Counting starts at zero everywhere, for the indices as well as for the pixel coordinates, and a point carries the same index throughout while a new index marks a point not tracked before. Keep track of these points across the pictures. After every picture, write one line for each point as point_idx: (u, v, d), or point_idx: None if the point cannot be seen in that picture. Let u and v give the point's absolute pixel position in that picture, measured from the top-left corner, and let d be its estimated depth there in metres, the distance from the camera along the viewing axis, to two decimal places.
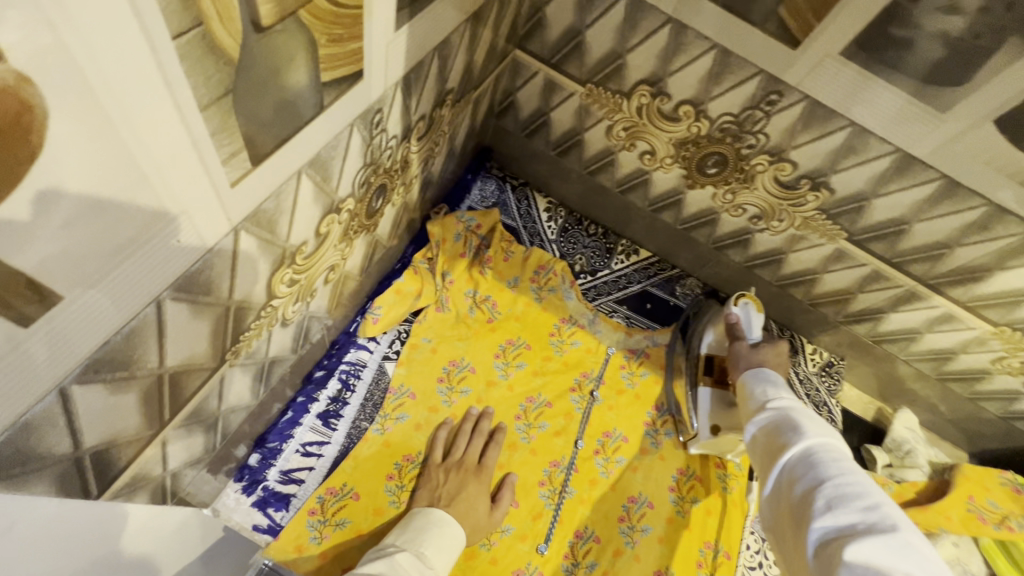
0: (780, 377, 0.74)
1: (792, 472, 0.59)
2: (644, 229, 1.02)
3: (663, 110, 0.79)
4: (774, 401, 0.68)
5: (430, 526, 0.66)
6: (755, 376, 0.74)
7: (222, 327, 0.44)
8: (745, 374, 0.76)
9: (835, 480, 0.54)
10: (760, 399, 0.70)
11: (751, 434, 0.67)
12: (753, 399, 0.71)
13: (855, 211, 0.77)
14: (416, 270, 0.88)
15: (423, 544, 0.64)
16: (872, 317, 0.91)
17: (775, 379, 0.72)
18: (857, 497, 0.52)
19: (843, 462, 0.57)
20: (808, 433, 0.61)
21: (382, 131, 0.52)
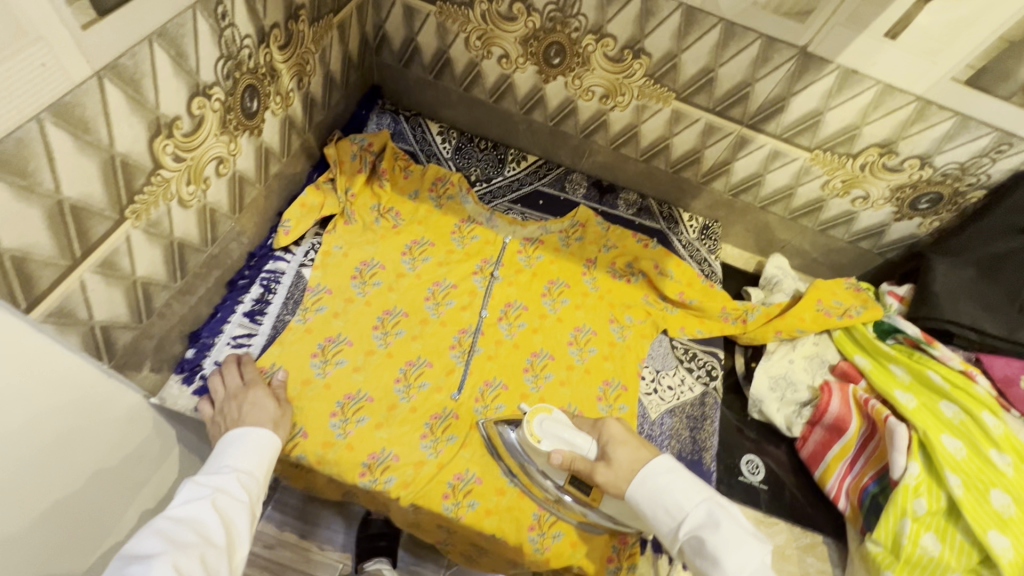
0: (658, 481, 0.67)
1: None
2: (526, 135, 1.16)
3: (501, 13, 0.92)
4: (685, 513, 0.64)
5: (230, 448, 0.70)
6: (642, 489, 0.67)
7: (111, 176, 0.55)
8: (628, 490, 0.69)
9: None
10: (667, 523, 0.65)
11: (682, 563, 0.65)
12: (662, 528, 0.66)
13: (672, 70, 0.91)
14: (319, 187, 0.99)
15: (229, 463, 0.68)
16: (722, 171, 1.06)
17: (662, 475, 0.67)
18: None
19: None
20: (727, 565, 0.59)
21: (231, 25, 0.64)
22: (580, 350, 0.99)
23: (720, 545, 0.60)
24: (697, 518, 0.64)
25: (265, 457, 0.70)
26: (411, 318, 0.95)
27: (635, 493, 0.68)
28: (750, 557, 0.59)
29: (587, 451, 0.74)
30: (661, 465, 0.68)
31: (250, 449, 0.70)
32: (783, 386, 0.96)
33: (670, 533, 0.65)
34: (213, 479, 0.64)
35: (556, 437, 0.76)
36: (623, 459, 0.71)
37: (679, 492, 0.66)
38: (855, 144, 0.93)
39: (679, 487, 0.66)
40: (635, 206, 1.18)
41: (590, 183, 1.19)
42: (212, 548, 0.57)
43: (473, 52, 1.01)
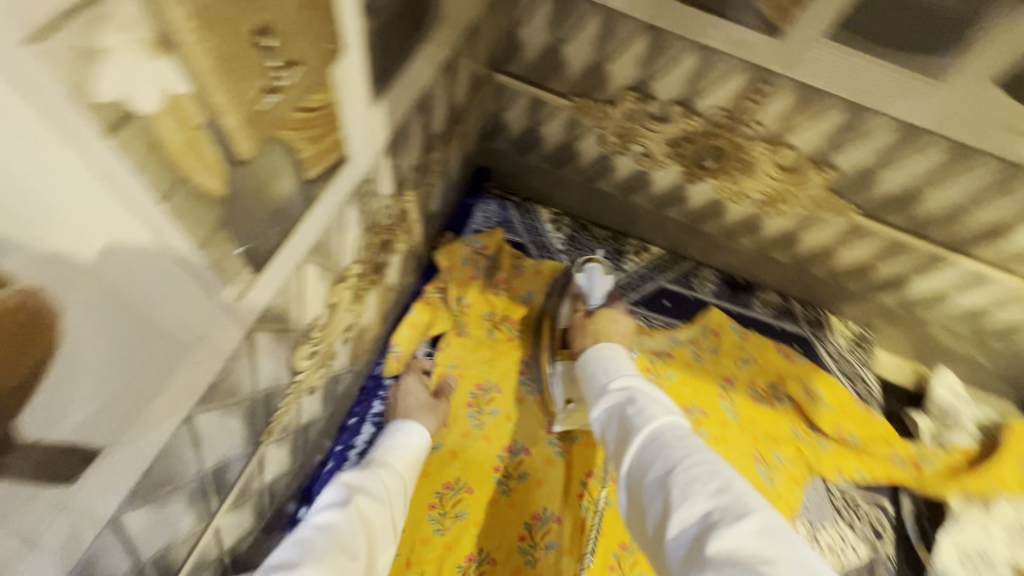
0: (613, 357, 0.72)
1: (641, 465, 0.54)
2: (651, 227, 1.01)
3: (652, 113, 0.77)
4: (621, 381, 0.66)
5: (396, 438, 0.69)
6: (595, 353, 0.73)
7: (252, 414, 0.46)
8: (582, 356, 0.76)
9: (684, 463, 0.50)
10: (602, 382, 0.68)
11: (601, 421, 0.64)
12: (596, 390, 0.69)
13: (864, 186, 0.75)
14: (428, 300, 0.90)
15: (388, 457, 0.66)
16: (897, 285, 0.89)
17: (615, 352, 0.73)
18: (709, 478, 0.48)
19: (689, 439, 0.54)
20: (655, 414, 0.57)
21: (376, 195, 0.53)
22: None
23: (644, 398, 0.60)
24: (629, 378, 0.65)
25: (413, 458, 0.69)
26: (534, 457, 0.85)
27: (588, 356, 0.74)
28: (668, 408, 0.59)
29: (592, 300, 0.87)
30: (613, 345, 0.75)
31: (401, 449, 0.68)
32: (977, 563, 0.81)
33: (602, 394, 0.66)
34: (355, 475, 0.59)
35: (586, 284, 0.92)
36: (600, 324, 0.82)
37: (620, 365, 0.70)
38: None
39: (625, 364, 0.70)
40: (775, 307, 1.02)
41: (721, 279, 1.04)
42: (350, 563, 0.49)
43: (607, 146, 0.87)
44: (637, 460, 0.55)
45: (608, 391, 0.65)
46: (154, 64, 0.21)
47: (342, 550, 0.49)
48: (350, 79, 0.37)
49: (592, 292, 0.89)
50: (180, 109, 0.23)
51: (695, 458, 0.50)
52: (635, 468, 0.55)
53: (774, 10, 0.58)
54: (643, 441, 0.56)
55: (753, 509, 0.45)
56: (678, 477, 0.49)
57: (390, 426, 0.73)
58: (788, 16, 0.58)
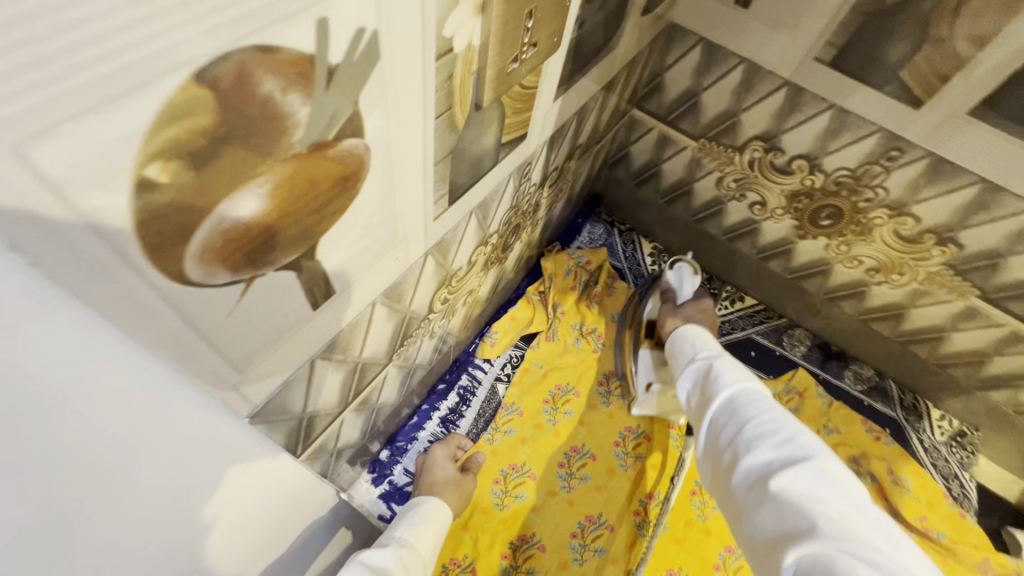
0: (697, 333, 0.71)
1: (717, 425, 0.56)
2: (749, 277, 1.03)
3: (776, 164, 0.83)
4: (702, 353, 0.66)
5: (419, 517, 0.64)
6: (684, 332, 0.73)
7: (398, 329, 0.55)
8: (674, 333, 0.75)
9: (757, 417, 0.52)
10: (688, 352, 0.68)
11: (685, 389, 0.65)
12: (679, 358, 0.70)
13: (988, 268, 0.74)
14: (530, 300, 0.98)
15: (408, 535, 0.60)
16: (1012, 384, 0.85)
17: (705, 334, 0.71)
18: (775, 431, 0.50)
19: (768, 402, 0.54)
20: (729, 382, 0.58)
21: (528, 179, 0.63)
22: None
23: (726, 364, 0.61)
24: (714, 346, 0.66)
25: (435, 532, 0.63)
26: (598, 463, 0.87)
27: (678, 333, 0.74)
28: (747, 374, 0.59)
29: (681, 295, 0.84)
30: (697, 326, 0.74)
31: (420, 524, 0.63)
32: None
33: (686, 361, 0.68)
34: (377, 558, 0.52)
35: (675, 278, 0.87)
36: (692, 313, 0.80)
37: (707, 341, 0.69)
38: None
39: (705, 339, 0.69)
40: (867, 383, 0.99)
41: (813, 342, 1.03)
42: None
43: (723, 190, 0.92)
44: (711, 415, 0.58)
45: (694, 359, 0.66)
46: (472, 21, 0.32)
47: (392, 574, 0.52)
48: (551, 72, 0.48)
49: (682, 288, 0.85)
50: (468, 57, 0.34)
51: (767, 415, 0.52)
52: (710, 428, 0.57)
53: (917, 83, 0.63)
54: (720, 401, 0.57)
55: (818, 459, 0.47)
56: (747, 433, 0.51)
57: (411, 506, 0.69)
58: (932, 89, 0.62)
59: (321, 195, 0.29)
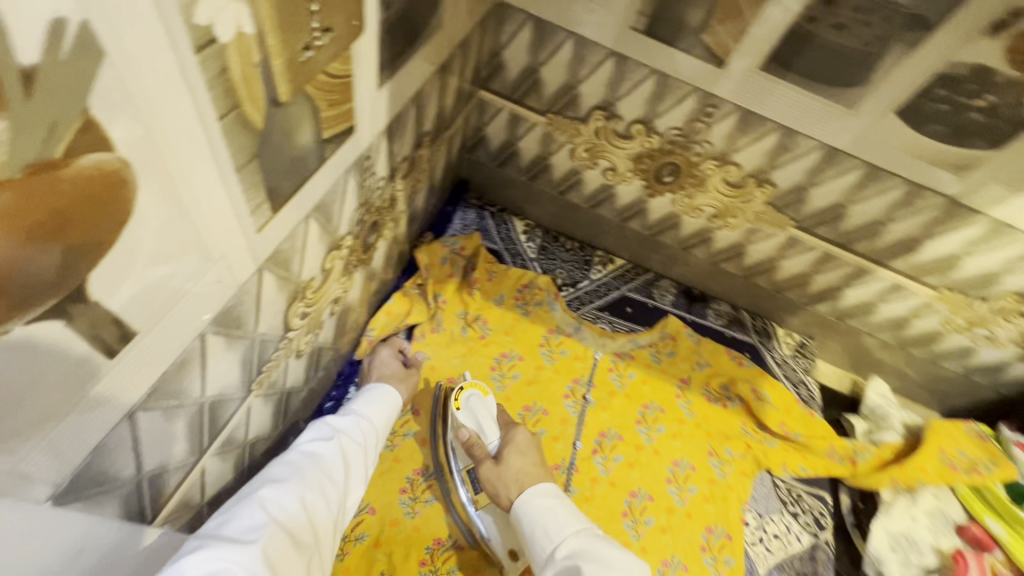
0: (543, 499, 0.70)
1: None
2: (616, 240, 1.10)
3: (617, 131, 0.88)
4: (561, 548, 0.65)
5: (365, 395, 0.73)
6: (526, 504, 0.70)
7: (249, 357, 0.50)
8: (512, 505, 0.71)
9: None
10: (544, 547, 0.66)
11: None
12: (536, 554, 0.67)
13: (798, 201, 0.86)
14: (407, 294, 0.95)
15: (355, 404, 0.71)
16: (831, 295, 1.00)
17: (546, 496, 0.70)
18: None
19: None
20: None
21: (372, 173, 0.59)
22: (679, 489, 0.91)
23: (590, 564, 0.62)
24: (570, 539, 0.65)
25: (388, 413, 0.73)
26: None
27: (519, 508, 0.70)
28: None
29: (489, 441, 0.77)
30: (541, 487, 0.72)
31: (371, 403, 0.72)
32: (905, 547, 0.87)
33: (546, 559, 0.65)
34: (338, 421, 0.65)
35: (471, 416, 0.80)
36: (513, 464, 0.74)
37: (558, 518, 0.68)
38: (991, 289, 0.86)
39: (558, 515, 0.68)
40: (726, 317, 1.12)
41: (679, 290, 1.13)
42: (332, 489, 0.58)
43: (577, 161, 0.96)
44: None
45: (553, 559, 0.65)
46: (234, 5, 0.28)
47: (321, 478, 0.58)
48: (365, 57, 0.45)
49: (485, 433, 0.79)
50: (244, 45, 0.30)
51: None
52: None
53: (717, 44, 0.70)
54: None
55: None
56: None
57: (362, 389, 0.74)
58: (729, 49, 0.70)
59: (75, 207, 0.24)
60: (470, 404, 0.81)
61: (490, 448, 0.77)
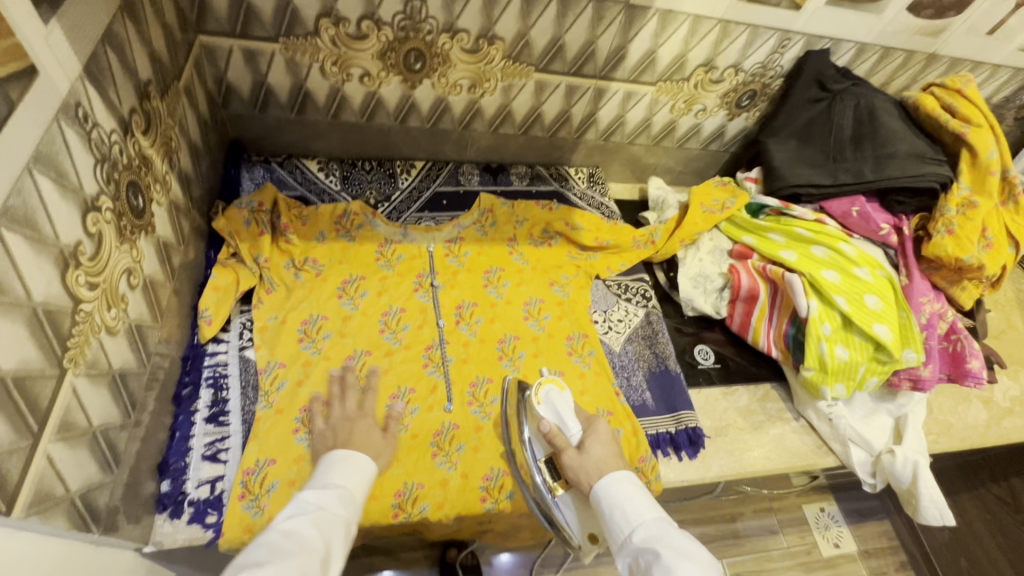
0: (638, 495, 0.71)
1: None
2: (408, 143, 1.17)
3: (350, 33, 0.92)
4: (638, 535, 0.66)
5: (336, 460, 0.73)
6: (607, 491, 0.72)
7: (40, 329, 0.49)
8: (593, 489, 0.74)
9: None
10: (622, 529, 0.68)
11: (631, 574, 0.66)
12: (616, 539, 0.69)
13: (526, 48, 0.99)
14: (225, 264, 0.92)
15: (331, 475, 0.71)
16: (591, 122, 1.19)
17: (630, 484, 0.72)
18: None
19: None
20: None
21: (94, 125, 0.57)
22: (536, 320, 1.06)
23: (666, 551, 0.62)
24: (649, 526, 0.67)
25: (365, 475, 0.73)
26: (375, 355, 0.94)
27: (599, 493, 0.73)
28: (691, 567, 0.59)
29: (571, 431, 0.81)
30: (619, 473, 0.73)
31: (347, 467, 0.73)
32: (702, 282, 1.14)
33: (624, 542, 0.67)
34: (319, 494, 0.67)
35: (552, 411, 0.85)
36: (598, 452, 0.78)
37: (635, 500, 0.70)
38: (686, 69, 1.10)
39: (642, 501, 0.70)
40: (527, 176, 1.26)
41: (480, 169, 1.24)
42: (337, 518, 0.65)
43: (331, 78, 0.99)
44: None
45: (630, 542, 0.67)
46: None
47: (320, 517, 0.63)
48: None
49: (567, 425, 0.82)
50: None
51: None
52: None
53: None
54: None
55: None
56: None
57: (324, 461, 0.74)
58: None
59: None
60: (549, 397, 0.86)
61: (571, 439, 0.81)
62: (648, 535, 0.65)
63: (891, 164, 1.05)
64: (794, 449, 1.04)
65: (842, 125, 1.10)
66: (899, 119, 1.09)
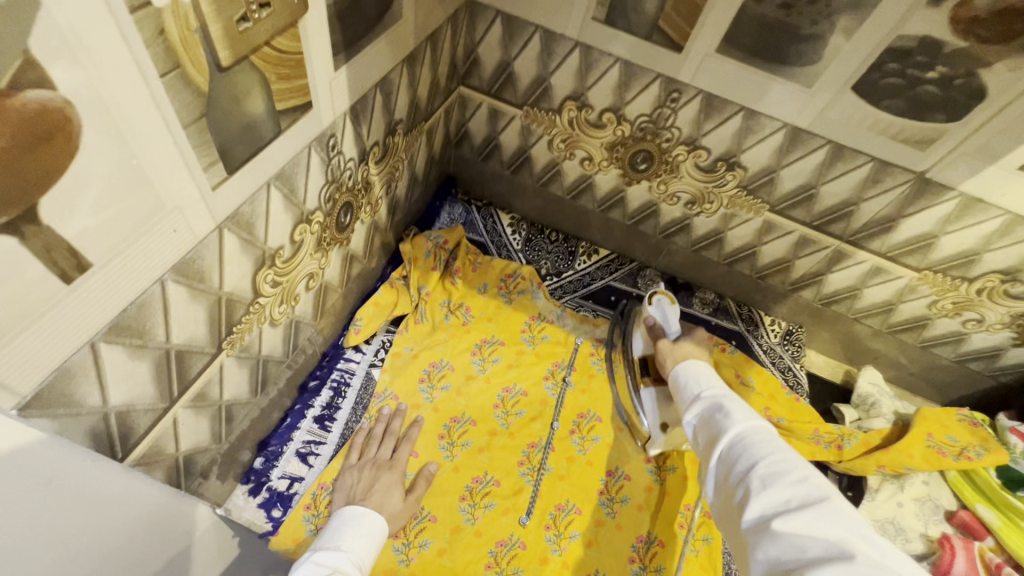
0: (709, 372, 0.67)
1: (725, 462, 0.53)
2: (601, 231, 1.12)
3: (589, 120, 0.91)
4: (706, 393, 0.62)
5: (343, 523, 0.67)
6: (685, 369, 0.69)
7: (217, 314, 0.54)
8: (674, 369, 0.71)
9: (768, 458, 0.49)
10: (692, 390, 0.65)
11: (688, 424, 0.62)
12: (684, 402, 0.65)
13: (768, 183, 0.87)
14: (393, 284, 0.98)
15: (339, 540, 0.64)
16: (814, 281, 1.00)
17: (703, 366, 0.69)
18: (792, 474, 0.47)
19: (774, 441, 0.52)
20: (739, 420, 0.55)
21: (338, 153, 0.64)
22: (657, 469, 0.90)
23: (734, 403, 0.58)
24: (721, 390, 0.62)
25: (376, 540, 0.67)
26: (478, 428, 0.89)
27: (677, 373, 0.70)
28: (757, 414, 0.56)
29: (670, 329, 0.79)
30: (698, 359, 0.71)
31: (353, 529, 0.66)
32: (892, 534, 0.85)
33: (690, 400, 0.64)
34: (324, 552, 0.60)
35: (662, 312, 0.82)
36: (689, 347, 0.74)
37: (710, 375, 0.66)
38: (973, 268, 0.85)
39: (711, 377, 0.66)
40: (711, 305, 1.12)
41: (663, 280, 1.13)
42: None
43: (555, 152, 1.00)
44: (719, 471, 0.53)
45: (698, 399, 0.63)
46: None
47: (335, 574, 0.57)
48: (314, 35, 0.50)
49: (669, 323, 0.80)
50: (180, 12, 0.36)
51: (780, 458, 0.49)
52: (722, 468, 0.53)
53: (671, 28, 0.74)
54: (729, 438, 0.54)
55: (835, 500, 0.44)
56: (761, 471, 0.48)
57: (335, 519, 0.69)
58: (685, 33, 0.74)
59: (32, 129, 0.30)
60: (661, 304, 0.82)
61: (669, 334, 0.79)
62: (718, 392, 0.61)
63: None
64: None
65: None
66: None
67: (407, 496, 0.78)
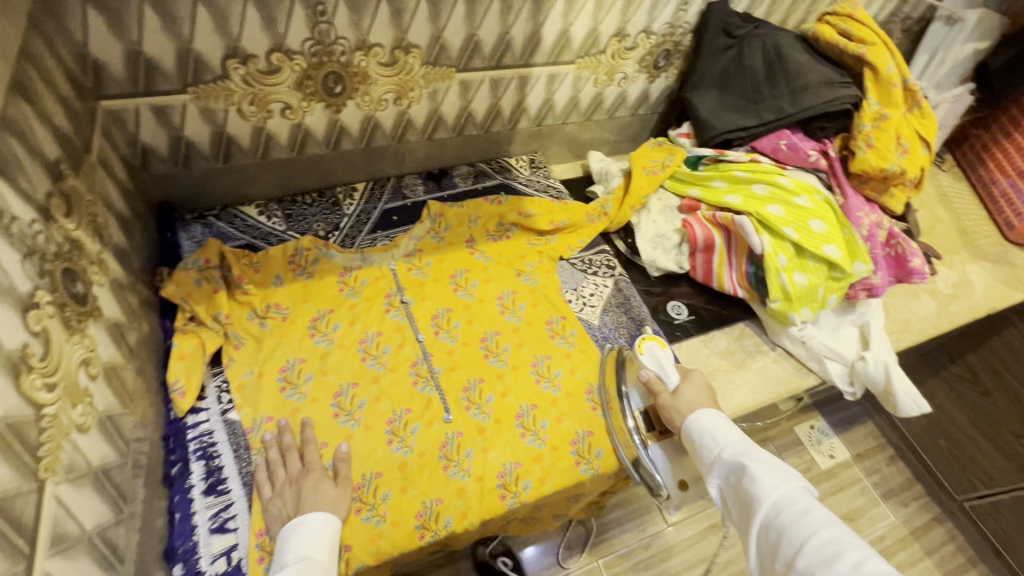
0: (719, 423, 0.80)
1: (769, 539, 0.67)
2: (344, 168, 1.14)
3: (261, 69, 0.89)
4: (727, 454, 0.75)
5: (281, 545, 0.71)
6: (697, 425, 0.80)
7: (7, 446, 0.46)
8: (685, 425, 0.83)
9: (808, 539, 0.62)
10: (712, 451, 0.77)
11: (720, 486, 0.76)
12: (706, 458, 0.78)
13: (442, 50, 0.99)
14: (185, 330, 0.88)
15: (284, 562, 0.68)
16: (521, 110, 1.20)
17: (712, 415, 0.81)
18: (835, 554, 0.60)
19: (806, 516, 0.65)
20: (768, 490, 0.68)
21: (12, 218, 0.53)
22: (512, 312, 1.06)
23: (754, 464, 0.72)
24: (738, 446, 0.75)
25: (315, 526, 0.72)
26: (363, 385, 0.92)
27: (690, 428, 0.81)
28: (782, 484, 0.69)
29: (671, 378, 0.90)
30: (707, 409, 0.82)
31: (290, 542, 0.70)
32: (660, 242, 1.18)
33: (713, 461, 0.77)
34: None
35: (653, 361, 0.94)
36: (689, 395, 0.86)
37: (724, 429, 0.78)
38: (601, 42, 1.12)
39: (725, 428, 0.78)
40: (471, 175, 1.26)
41: (423, 178, 1.23)
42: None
43: (251, 118, 0.95)
44: (759, 530, 0.68)
45: (720, 460, 0.76)
46: None
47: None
48: None
49: (667, 373, 0.91)
50: None
51: (817, 535, 0.62)
52: (767, 542, 0.67)
53: None
54: (766, 512, 0.68)
55: None
56: (806, 555, 0.61)
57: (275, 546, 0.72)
58: None
59: None
60: (650, 350, 0.94)
61: (669, 387, 0.90)
62: (737, 456, 0.74)
63: (806, 95, 1.11)
64: (776, 377, 1.10)
65: (754, 67, 1.15)
66: (805, 53, 1.15)
67: (338, 481, 0.79)
